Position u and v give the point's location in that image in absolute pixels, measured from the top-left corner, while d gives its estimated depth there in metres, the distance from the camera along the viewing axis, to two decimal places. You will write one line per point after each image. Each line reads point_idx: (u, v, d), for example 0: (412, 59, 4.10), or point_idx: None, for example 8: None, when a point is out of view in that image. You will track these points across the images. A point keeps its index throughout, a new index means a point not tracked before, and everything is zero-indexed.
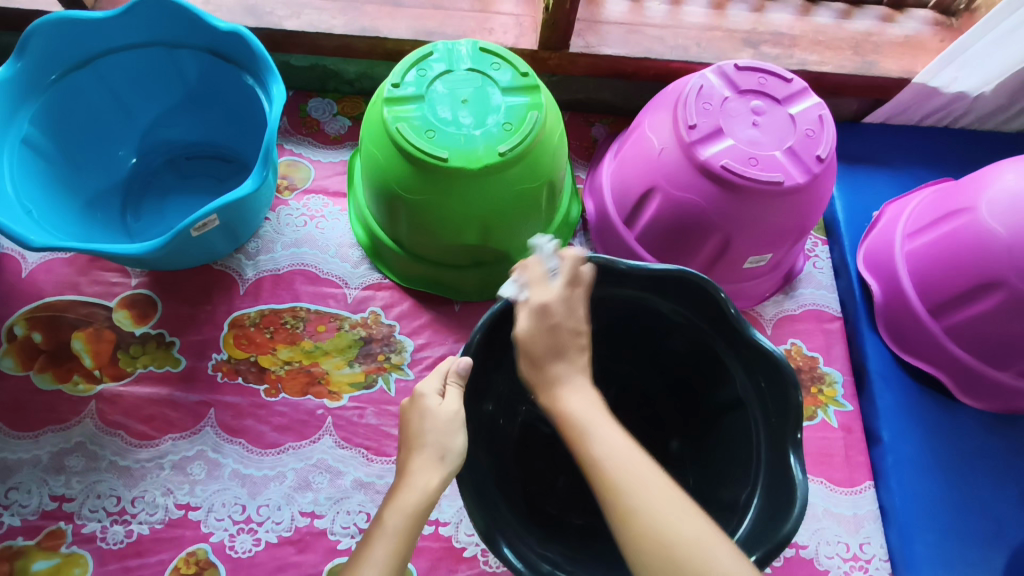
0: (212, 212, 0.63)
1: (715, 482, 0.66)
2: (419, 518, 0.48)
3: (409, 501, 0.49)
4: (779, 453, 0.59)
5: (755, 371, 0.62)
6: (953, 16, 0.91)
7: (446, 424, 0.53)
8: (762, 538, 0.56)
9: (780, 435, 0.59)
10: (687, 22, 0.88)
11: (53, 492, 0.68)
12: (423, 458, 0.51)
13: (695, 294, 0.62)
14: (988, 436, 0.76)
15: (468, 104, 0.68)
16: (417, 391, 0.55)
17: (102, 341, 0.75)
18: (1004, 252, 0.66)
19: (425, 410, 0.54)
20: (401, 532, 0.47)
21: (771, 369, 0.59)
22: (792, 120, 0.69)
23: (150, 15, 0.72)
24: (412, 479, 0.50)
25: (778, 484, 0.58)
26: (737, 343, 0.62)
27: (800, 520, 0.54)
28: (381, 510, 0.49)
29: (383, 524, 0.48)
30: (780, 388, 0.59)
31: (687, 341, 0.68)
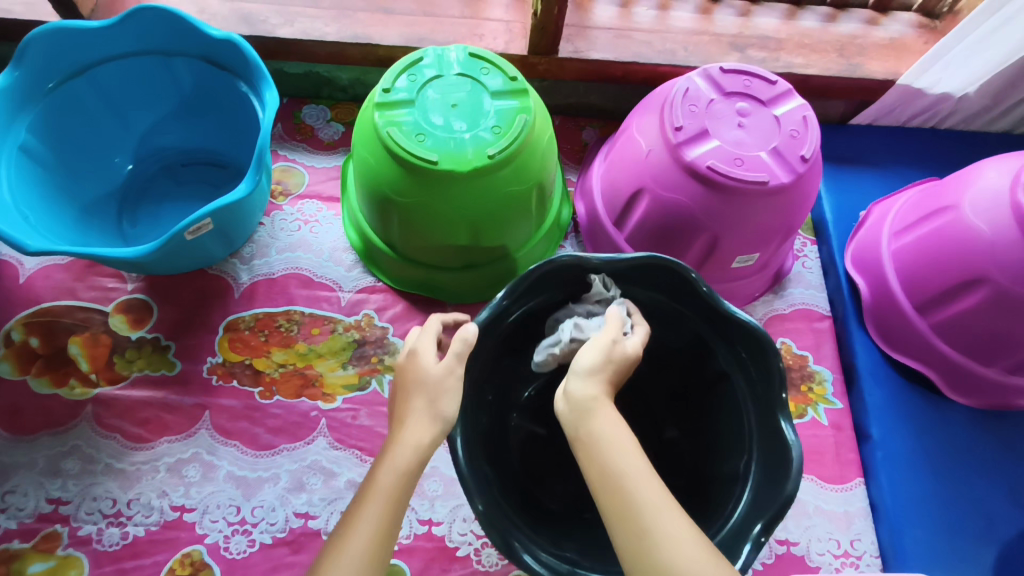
0: (205, 215, 0.64)
1: (710, 459, 0.67)
2: (413, 473, 0.49)
3: (404, 458, 0.49)
4: (768, 419, 0.60)
5: (733, 341, 0.63)
6: (936, 18, 0.92)
7: (440, 383, 0.53)
8: (763, 503, 0.57)
9: (767, 399, 0.60)
10: (674, 26, 0.89)
11: (49, 495, 0.69)
12: (416, 416, 0.51)
13: (667, 277, 0.63)
14: (976, 433, 0.76)
15: (458, 109, 0.69)
16: (412, 349, 0.55)
17: (98, 345, 0.76)
18: (987, 250, 0.67)
19: (421, 370, 0.53)
20: (392, 490, 0.47)
21: (750, 338, 0.60)
22: (777, 121, 0.70)
23: (145, 24, 0.74)
24: (407, 436, 0.50)
25: (771, 449, 0.59)
26: (716, 320, 0.63)
27: (798, 478, 0.54)
28: (376, 464, 0.49)
29: (377, 477, 0.48)
30: (760, 353, 0.60)
31: (670, 327, 0.69)
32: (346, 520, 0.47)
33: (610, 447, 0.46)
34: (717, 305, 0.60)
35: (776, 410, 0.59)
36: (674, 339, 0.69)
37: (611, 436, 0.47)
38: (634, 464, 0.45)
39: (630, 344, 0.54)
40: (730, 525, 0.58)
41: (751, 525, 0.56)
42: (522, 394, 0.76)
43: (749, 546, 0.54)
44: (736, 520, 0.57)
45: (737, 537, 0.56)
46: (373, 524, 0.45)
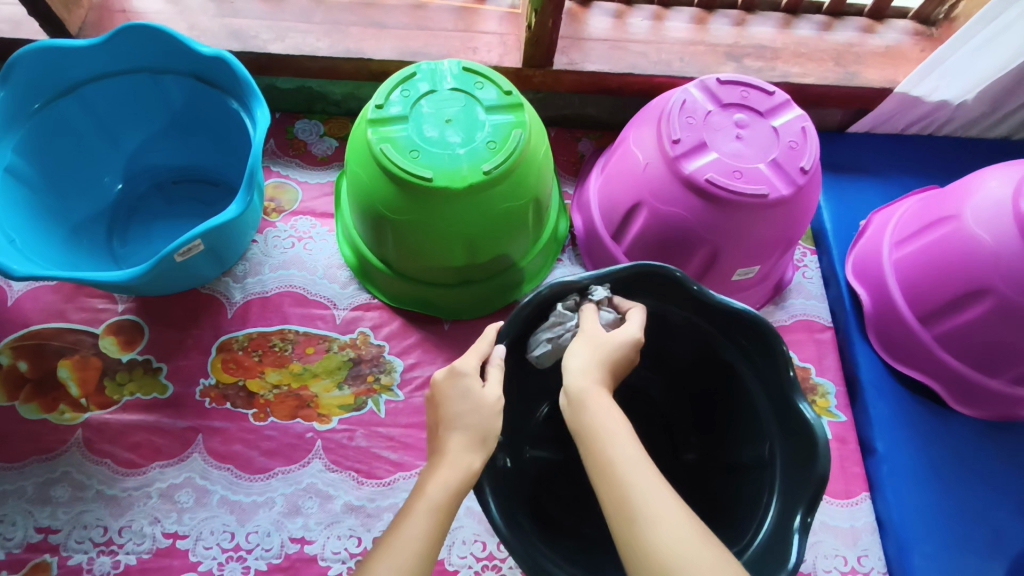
0: (196, 237, 0.63)
1: (729, 448, 0.67)
2: (458, 495, 0.48)
3: (452, 477, 0.48)
4: (780, 399, 0.59)
5: (733, 331, 0.62)
6: (932, 26, 0.92)
7: (490, 408, 0.52)
8: (798, 489, 0.56)
9: (775, 382, 0.59)
10: (670, 37, 0.88)
11: (38, 524, 0.67)
12: (462, 438, 0.50)
13: (656, 282, 0.61)
14: (983, 444, 0.75)
15: (453, 124, 0.68)
16: (458, 368, 0.53)
17: (88, 368, 0.74)
18: (991, 260, 0.66)
19: (468, 391, 0.52)
20: (442, 505, 0.47)
21: (747, 326, 0.59)
22: (775, 132, 0.69)
23: (133, 42, 0.72)
24: (453, 457, 0.49)
25: (792, 430, 0.58)
26: (716, 315, 0.61)
27: (827, 452, 0.54)
28: (422, 481, 0.48)
29: (425, 494, 0.47)
30: (763, 340, 0.59)
31: (667, 329, 0.67)
32: (391, 532, 0.46)
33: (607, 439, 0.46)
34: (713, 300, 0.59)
35: (787, 391, 0.58)
36: (673, 340, 0.68)
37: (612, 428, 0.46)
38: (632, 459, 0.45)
39: (632, 332, 0.55)
40: (772, 520, 0.57)
41: (793, 515, 0.56)
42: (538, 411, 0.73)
43: (797, 535, 0.54)
44: (778, 511, 0.57)
45: (785, 532, 0.55)
46: (419, 540, 0.45)
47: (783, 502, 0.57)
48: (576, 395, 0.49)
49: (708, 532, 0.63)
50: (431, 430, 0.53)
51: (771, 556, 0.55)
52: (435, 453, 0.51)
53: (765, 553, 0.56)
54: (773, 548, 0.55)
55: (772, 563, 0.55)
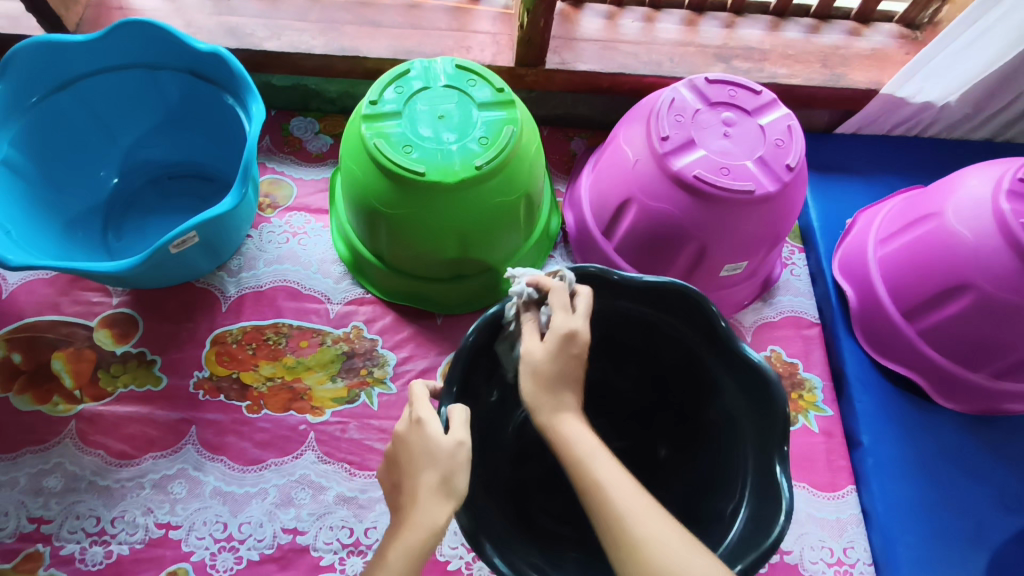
0: (191, 228, 0.64)
1: (694, 420, 0.69)
2: (422, 555, 0.47)
3: (413, 540, 0.47)
4: (728, 353, 0.62)
5: (670, 308, 0.65)
6: (917, 29, 0.93)
7: (452, 458, 0.50)
8: (768, 437, 0.59)
9: (719, 342, 0.63)
10: (660, 38, 0.90)
11: (31, 514, 0.68)
12: (423, 496, 0.49)
13: (589, 281, 0.64)
14: (966, 438, 0.77)
15: (446, 120, 0.69)
16: (418, 419, 0.52)
17: (83, 360, 0.75)
18: (971, 256, 0.68)
19: (428, 442, 0.51)
20: (403, 571, 0.46)
21: (679, 299, 0.63)
22: (762, 130, 0.71)
23: (131, 38, 0.73)
24: (415, 517, 0.48)
25: (755, 395, 0.61)
26: (671, 306, 0.64)
27: (782, 387, 0.58)
28: (386, 547, 0.48)
29: (386, 561, 0.47)
30: (697, 310, 0.62)
31: (615, 322, 0.69)
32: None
33: (577, 453, 0.48)
34: (640, 283, 0.63)
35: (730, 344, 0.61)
36: (624, 330, 0.70)
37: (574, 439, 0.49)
38: (602, 466, 0.47)
39: (561, 327, 0.52)
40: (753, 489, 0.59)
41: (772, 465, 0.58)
42: (516, 415, 0.72)
43: (783, 473, 0.57)
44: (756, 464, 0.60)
45: (773, 495, 0.57)
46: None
47: (756, 453, 0.60)
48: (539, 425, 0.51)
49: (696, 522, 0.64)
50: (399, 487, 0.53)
51: (761, 525, 0.56)
52: (405, 509, 0.50)
53: (754, 520, 0.57)
54: (763, 514, 0.57)
55: (768, 514, 0.56)
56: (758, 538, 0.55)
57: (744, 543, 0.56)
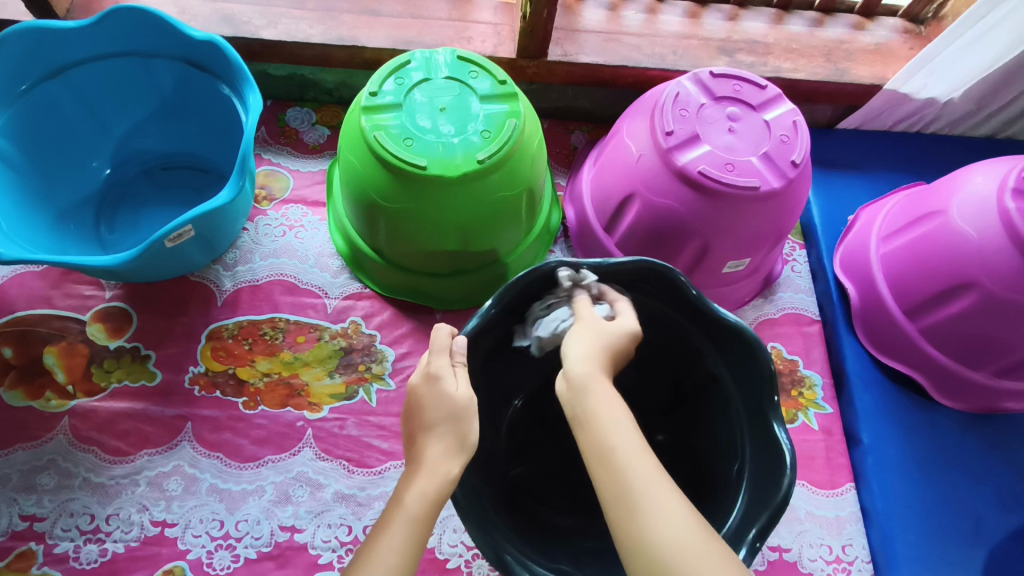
0: (187, 221, 0.63)
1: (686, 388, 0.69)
2: (436, 505, 0.47)
3: (430, 486, 0.47)
4: (701, 316, 0.62)
5: (641, 285, 0.63)
6: (921, 24, 0.93)
7: (463, 410, 0.50)
8: (757, 392, 0.59)
9: (691, 308, 0.62)
10: (663, 30, 0.89)
11: (23, 512, 0.66)
12: (440, 446, 0.49)
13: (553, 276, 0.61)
14: (965, 435, 0.77)
15: (447, 113, 0.68)
16: (432, 371, 0.52)
17: (75, 355, 0.73)
18: (975, 255, 0.67)
19: (443, 393, 0.51)
20: (421, 517, 0.45)
21: (646, 274, 0.61)
22: (767, 126, 0.70)
23: (124, 25, 0.72)
24: (431, 465, 0.48)
25: (737, 355, 0.61)
26: (638, 283, 0.62)
27: (762, 344, 0.57)
28: (400, 491, 0.47)
29: (403, 505, 0.46)
30: (664, 282, 0.60)
31: None
32: (370, 541, 0.45)
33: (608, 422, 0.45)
34: (603, 267, 0.59)
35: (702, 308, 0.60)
36: None
37: (615, 440, 0.44)
38: (626, 441, 0.44)
39: (627, 324, 0.54)
40: (752, 448, 0.60)
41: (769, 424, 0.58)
42: (511, 405, 0.74)
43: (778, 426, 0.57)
44: (751, 423, 0.60)
45: (773, 452, 0.57)
46: (398, 553, 0.43)
47: (749, 410, 0.61)
48: (578, 378, 0.48)
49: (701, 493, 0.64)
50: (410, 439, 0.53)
51: (768, 484, 0.57)
52: (412, 464, 0.49)
53: (759, 478, 0.58)
54: (767, 473, 0.58)
55: (773, 471, 0.57)
56: (766, 499, 0.56)
57: (755, 508, 0.57)
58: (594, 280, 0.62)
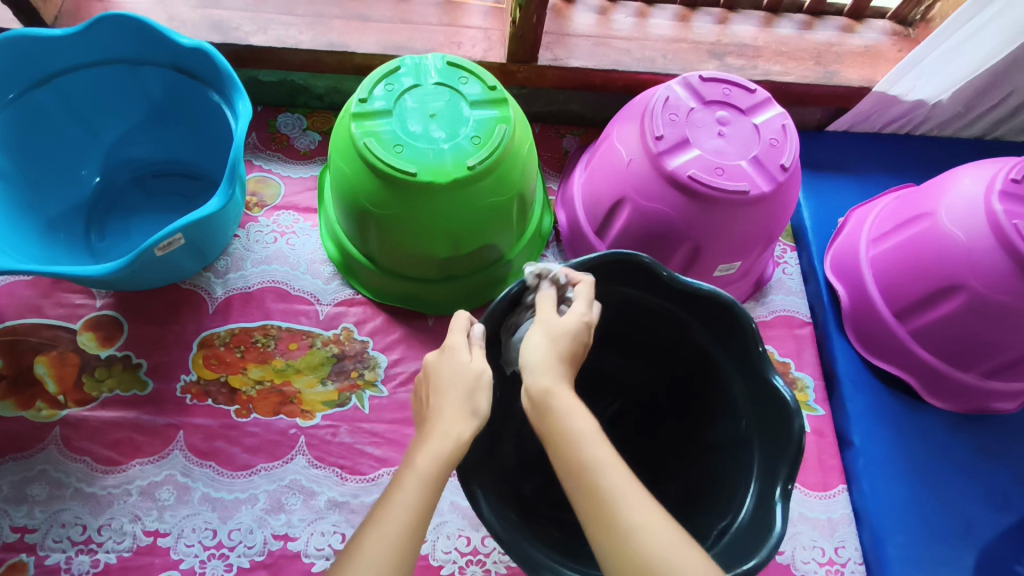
0: (176, 230, 0.62)
1: (678, 367, 0.70)
2: (449, 467, 0.46)
3: (441, 449, 0.46)
4: (675, 293, 0.63)
5: (614, 278, 0.63)
6: (909, 26, 0.93)
7: (475, 378, 0.50)
8: (744, 351, 0.61)
9: (665, 288, 0.63)
10: (653, 34, 0.89)
11: (15, 523, 0.66)
12: (452, 410, 0.48)
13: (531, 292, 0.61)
14: (955, 436, 0.77)
15: (437, 119, 0.68)
16: (448, 343, 0.52)
17: (66, 365, 0.73)
18: (963, 256, 0.68)
19: (456, 362, 0.51)
20: (432, 478, 0.44)
21: (615, 266, 0.61)
22: (757, 129, 0.70)
23: (111, 32, 0.71)
24: (443, 429, 0.47)
25: (717, 321, 0.62)
26: (613, 275, 0.63)
27: (736, 305, 0.59)
28: (410, 454, 0.46)
29: (414, 466, 0.45)
30: (634, 269, 0.61)
31: (577, 311, 0.68)
32: (379, 508, 0.43)
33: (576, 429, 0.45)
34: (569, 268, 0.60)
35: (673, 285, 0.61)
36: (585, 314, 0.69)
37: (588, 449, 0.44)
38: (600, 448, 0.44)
39: (579, 313, 0.52)
40: (751, 404, 0.61)
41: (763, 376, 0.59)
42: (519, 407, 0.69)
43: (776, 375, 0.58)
44: (744, 380, 0.62)
45: (775, 399, 0.58)
46: (407, 514, 0.42)
47: (739, 369, 0.62)
48: (539, 389, 0.47)
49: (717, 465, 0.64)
50: (421, 408, 0.51)
51: (778, 433, 0.58)
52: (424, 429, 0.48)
53: (767, 430, 0.59)
54: (774, 424, 0.59)
55: (779, 418, 0.58)
56: (782, 449, 0.57)
57: (776, 459, 0.58)
58: (582, 273, 0.63)
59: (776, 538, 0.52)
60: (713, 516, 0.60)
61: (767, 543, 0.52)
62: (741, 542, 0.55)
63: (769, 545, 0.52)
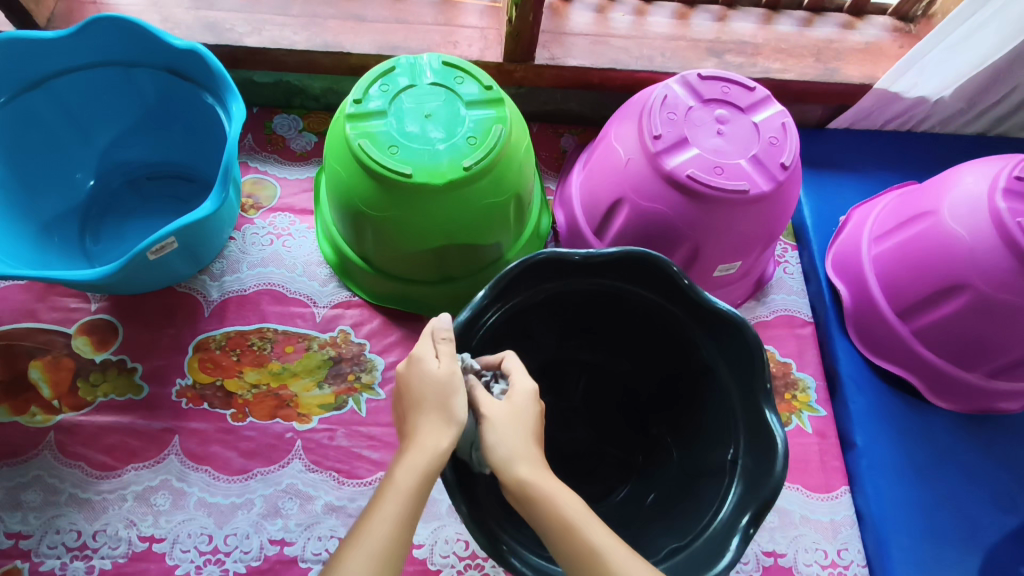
0: (170, 233, 0.62)
1: (631, 334, 0.70)
2: (429, 478, 0.45)
3: (420, 461, 0.45)
4: (603, 267, 0.62)
5: (549, 277, 0.63)
6: (911, 22, 0.92)
7: (447, 384, 0.49)
8: (679, 294, 0.62)
9: (596, 266, 0.62)
10: (652, 32, 0.88)
11: (9, 529, 0.66)
12: (429, 421, 0.47)
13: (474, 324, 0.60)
14: (959, 436, 0.76)
15: (432, 119, 0.67)
16: (414, 353, 0.51)
17: (60, 369, 0.73)
18: (967, 255, 0.67)
19: (425, 372, 0.49)
20: (412, 489, 0.44)
21: (543, 266, 0.61)
22: (756, 128, 0.69)
23: (102, 34, 0.71)
24: (420, 441, 0.46)
25: (649, 277, 0.62)
26: (546, 274, 0.62)
27: (654, 255, 0.59)
28: (390, 468, 0.45)
29: (393, 479, 0.44)
30: (559, 261, 0.61)
31: (530, 319, 0.67)
32: (361, 520, 0.42)
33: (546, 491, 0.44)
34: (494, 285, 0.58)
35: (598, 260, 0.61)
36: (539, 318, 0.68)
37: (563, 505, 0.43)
38: (573, 504, 0.43)
39: (523, 387, 0.51)
40: (708, 339, 0.63)
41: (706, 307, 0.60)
42: None
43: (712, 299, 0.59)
44: (690, 318, 0.63)
45: (724, 321, 0.60)
46: (389, 524, 0.41)
47: (684, 312, 0.63)
48: (517, 480, 0.45)
49: (700, 411, 0.66)
50: (402, 419, 0.51)
51: (739, 350, 0.60)
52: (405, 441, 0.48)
53: (730, 357, 0.61)
54: (733, 341, 0.60)
55: (735, 338, 0.60)
56: (749, 363, 0.59)
57: (748, 373, 0.60)
58: (515, 284, 0.61)
59: (779, 448, 0.55)
60: (718, 451, 0.62)
61: (777, 456, 0.55)
62: (755, 463, 0.58)
63: (779, 455, 0.55)
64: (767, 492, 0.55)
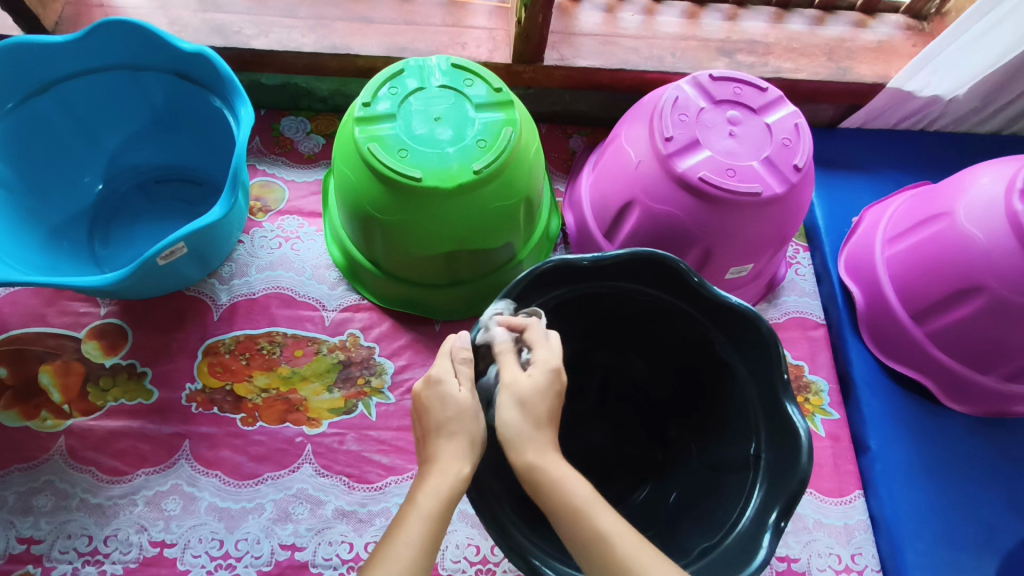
0: (178, 239, 0.62)
1: (647, 331, 0.70)
2: (451, 502, 0.45)
3: (443, 485, 0.45)
4: (612, 270, 0.61)
5: (560, 286, 0.61)
6: (924, 20, 0.91)
7: (468, 412, 0.49)
8: (691, 291, 0.60)
9: (606, 271, 0.61)
10: (661, 31, 0.88)
11: (21, 534, 0.66)
12: (450, 447, 0.48)
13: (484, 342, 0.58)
14: (974, 440, 0.76)
15: (442, 122, 0.67)
16: (434, 374, 0.50)
17: (70, 374, 0.73)
18: (983, 258, 0.66)
19: (445, 396, 0.49)
20: (435, 514, 0.44)
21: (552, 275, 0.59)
22: (769, 129, 0.69)
23: (111, 39, 0.71)
24: (443, 464, 0.47)
25: (659, 276, 0.61)
26: (556, 284, 0.60)
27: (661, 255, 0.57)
28: (412, 491, 0.46)
29: (415, 505, 0.44)
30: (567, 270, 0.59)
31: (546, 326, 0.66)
32: (384, 543, 0.43)
33: (554, 475, 0.45)
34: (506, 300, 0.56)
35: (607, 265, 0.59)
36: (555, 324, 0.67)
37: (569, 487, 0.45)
38: (580, 488, 0.45)
39: (545, 361, 0.50)
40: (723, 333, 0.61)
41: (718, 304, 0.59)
42: None
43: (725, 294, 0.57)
44: (703, 314, 0.61)
45: (738, 318, 0.58)
46: (412, 549, 0.42)
47: (696, 308, 0.62)
48: (516, 452, 0.47)
49: (720, 405, 0.65)
50: (418, 439, 0.51)
51: (754, 343, 0.59)
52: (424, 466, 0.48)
53: (744, 351, 0.60)
54: (745, 333, 0.59)
55: (750, 331, 0.58)
56: (765, 356, 0.57)
57: (762, 364, 0.58)
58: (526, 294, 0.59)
59: (804, 440, 0.54)
60: (740, 445, 0.62)
61: (801, 448, 0.54)
62: (777, 456, 0.57)
63: (804, 449, 0.54)
64: (794, 488, 0.53)
